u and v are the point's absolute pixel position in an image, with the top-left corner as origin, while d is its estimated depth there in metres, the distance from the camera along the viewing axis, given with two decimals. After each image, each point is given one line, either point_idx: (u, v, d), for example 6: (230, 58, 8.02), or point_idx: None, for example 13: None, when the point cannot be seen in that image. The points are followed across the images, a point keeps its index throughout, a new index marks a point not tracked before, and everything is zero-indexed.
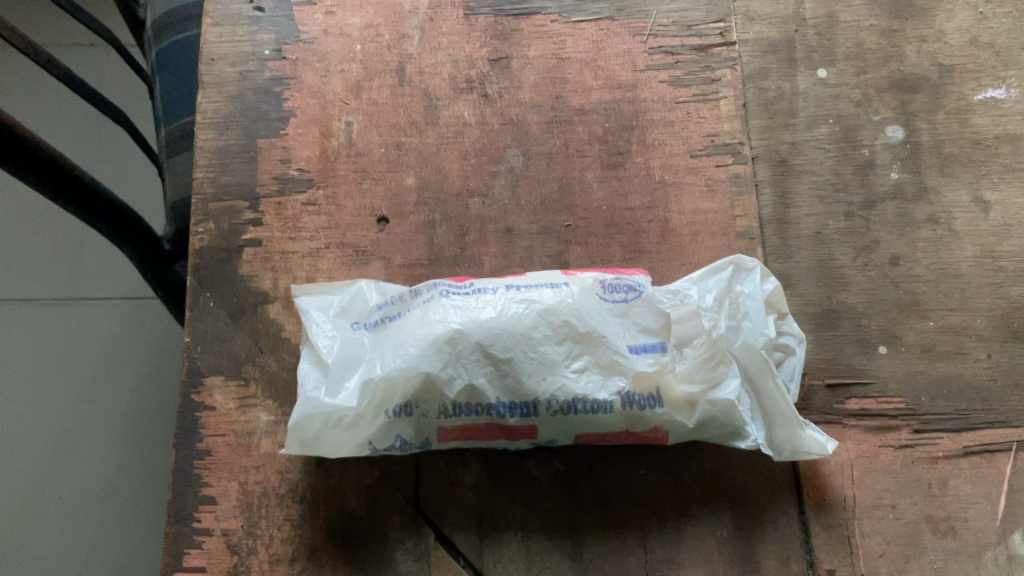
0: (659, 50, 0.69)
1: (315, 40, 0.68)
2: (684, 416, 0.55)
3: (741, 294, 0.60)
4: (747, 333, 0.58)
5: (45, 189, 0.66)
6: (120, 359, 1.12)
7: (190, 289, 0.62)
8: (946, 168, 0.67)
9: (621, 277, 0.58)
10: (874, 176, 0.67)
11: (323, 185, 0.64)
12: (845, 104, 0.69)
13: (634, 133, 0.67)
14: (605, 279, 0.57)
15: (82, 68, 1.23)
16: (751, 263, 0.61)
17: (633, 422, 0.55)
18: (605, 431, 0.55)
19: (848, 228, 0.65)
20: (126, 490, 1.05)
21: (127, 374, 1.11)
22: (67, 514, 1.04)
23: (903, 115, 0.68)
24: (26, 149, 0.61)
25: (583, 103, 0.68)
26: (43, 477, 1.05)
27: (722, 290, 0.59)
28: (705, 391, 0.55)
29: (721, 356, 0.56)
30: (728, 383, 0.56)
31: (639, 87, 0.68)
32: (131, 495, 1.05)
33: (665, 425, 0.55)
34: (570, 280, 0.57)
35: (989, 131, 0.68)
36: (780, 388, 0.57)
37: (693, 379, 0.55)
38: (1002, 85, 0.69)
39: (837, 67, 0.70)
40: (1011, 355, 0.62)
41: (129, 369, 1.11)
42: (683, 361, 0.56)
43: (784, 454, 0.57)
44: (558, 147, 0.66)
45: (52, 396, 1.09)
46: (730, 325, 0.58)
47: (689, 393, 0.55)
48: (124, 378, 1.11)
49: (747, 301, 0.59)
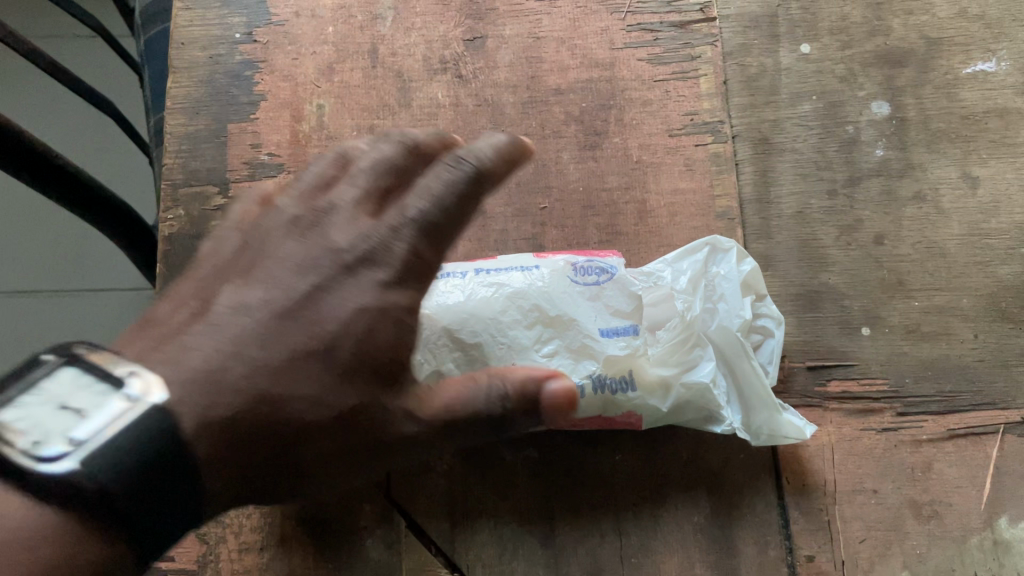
0: (637, 27, 0.68)
1: (286, 23, 0.67)
2: (659, 400, 0.54)
3: (719, 276, 0.58)
4: (722, 315, 0.57)
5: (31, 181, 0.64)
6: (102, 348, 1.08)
7: (160, 277, 0.60)
8: (933, 144, 0.65)
9: (593, 258, 0.57)
10: (859, 153, 0.65)
11: (294, 169, 0.63)
12: (829, 79, 0.67)
13: (611, 112, 0.66)
14: (577, 261, 0.56)
15: (73, 61, 1.23)
16: (729, 243, 0.59)
17: (606, 406, 0.54)
18: (577, 416, 0.54)
19: (831, 207, 0.64)
20: None
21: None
22: None
23: (890, 89, 0.67)
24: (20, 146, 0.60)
25: (560, 82, 0.66)
26: None
27: (697, 273, 0.58)
28: (679, 374, 0.54)
29: (693, 340, 0.55)
30: (702, 366, 0.55)
31: (617, 66, 0.67)
32: None
33: (638, 409, 0.54)
34: (541, 262, 0.56)
35: (978, 106, 0.66)
36: (756, 371, 0.56)
37: (667, 362, 0.55)
38: (991, 58, 0.68)
39: (821, 42, 0.69)
40: (999, 335, 0.60)
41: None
42: (656, 345, 0.55)
43: (758, 441, 0.56)
44: (534, 128, 0.65)
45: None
46: (706, 307, 0.57)
47: (663, 376, 0.54)
48: None
49: (723, 283, 0.58)
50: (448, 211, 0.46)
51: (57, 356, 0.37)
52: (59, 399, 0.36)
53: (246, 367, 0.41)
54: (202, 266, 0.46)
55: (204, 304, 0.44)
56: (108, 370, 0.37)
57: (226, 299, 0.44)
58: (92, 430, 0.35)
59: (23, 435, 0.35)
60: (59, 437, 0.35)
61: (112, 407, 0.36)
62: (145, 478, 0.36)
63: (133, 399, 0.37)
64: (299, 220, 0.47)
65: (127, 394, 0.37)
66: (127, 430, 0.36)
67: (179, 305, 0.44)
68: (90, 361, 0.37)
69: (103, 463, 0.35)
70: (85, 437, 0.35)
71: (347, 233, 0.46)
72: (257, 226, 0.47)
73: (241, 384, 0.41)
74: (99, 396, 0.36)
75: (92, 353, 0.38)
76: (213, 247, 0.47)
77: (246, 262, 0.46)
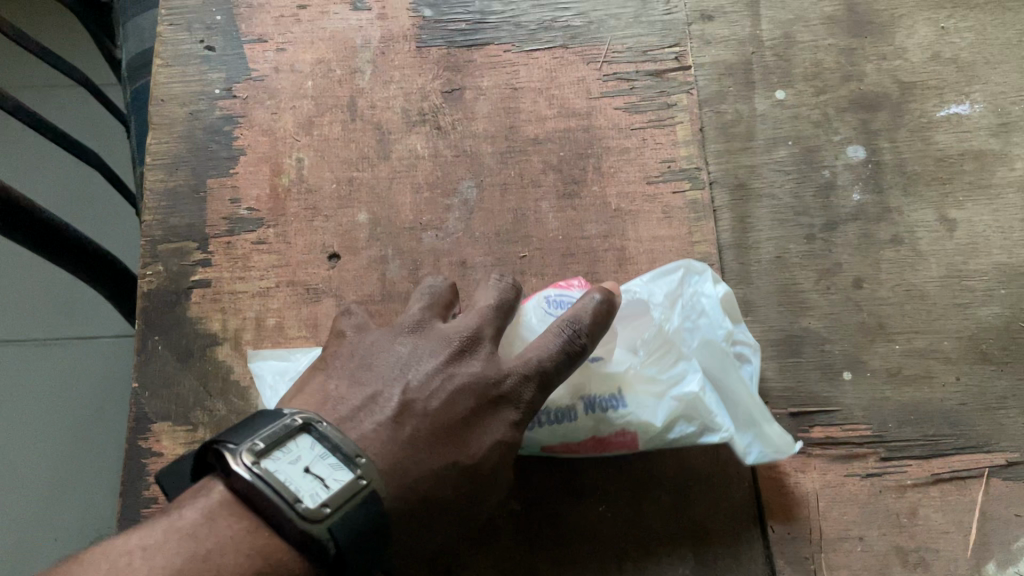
0: (613, 77, 0.69)
1: (265, 78, 0.68)
2: (650, 414, 0.53)
3: (697, 294, 0.58)
4: (704, 331, 0.57)
5: (17, 236, 0.64)
6: (94, 369, 1.10)
7: (139, 333, 0.60)
8: (909, 187, 0.66)
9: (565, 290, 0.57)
10: (836, 198, 0.66)
11: (273, 224, 0.63)
12: (804, 124, 0.68)
13: (589, 160, 0.66)
14: (552, 293, 0.57)
15: (56, 112, 1.25)
16: (702, 264, 0.60)
17: (600, 425, 0.53)
18: (571, 440, 0.54)
19: (810, 251, 0.64)
20: (84, 465, 1.05)
21: (96, 440, 1.06)
22: (39, 498, 1.02)
23: (865, 134, 0.68)
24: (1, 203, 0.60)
25: (538, 132, 0.67)
26: (22, 474, 1.03)
27: (674, 292, 0.58)
28: (667, 388, 0.54)
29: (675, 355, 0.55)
30: (689, 378, 0.54)
31: (594, 115, 0.68)
32: (88, 476, 1.04)
33: (631, 426, 0.53)
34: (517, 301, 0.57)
35: (953, 148, 0.67)
36: (740, 384, 0.56)
37: (654, 379, 0.54)
38: (965, 101, 0.69)
39: (796, 88, 0.69)
40: (980, 378, 0.60)
41: (104, 429, 1.07)
42: (640, 363, 0.55)
43: (751, 458, 0.55)
44: (513, 178, 0.65)
45: (17, 443, 1.05)
46: (686, 324, 0.57)
47: (652, 392, 0.54)
48: (90, 379, 1.09)
49: (701, 300, 0.58)
50: (565, 368, 0.48)
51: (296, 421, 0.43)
52: (304, 461, 0.41)
53: (419, 470, 0.44)
54: (344, 361, 0.49)
55: (385, 399, 0.46)
56: (340, 445, 0.42)
57: (411, 395, 0.46)
58: (332, 492, 0.40)
59: (277, 489, 0.39)
60: (307, 495, 0.40)
61: (345, 479, 0.41)
62: (366, 543, 0.40)
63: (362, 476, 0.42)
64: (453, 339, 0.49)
65: (358, 471, 0.42)
66: (357, 501, 0.41)
67: (361, 394, 0.47)
68: (327, 435, 0.43)
69: (339, 522, 0.39)
70: (330, 502, 0.39)
71: (497, 367, 0.48)
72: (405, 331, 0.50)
73: (415, 486, 0.44)
74: (335, 467, 0.41)
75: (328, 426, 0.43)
76: (361, 336, 0.51)
77: (408, 360, 0.48)
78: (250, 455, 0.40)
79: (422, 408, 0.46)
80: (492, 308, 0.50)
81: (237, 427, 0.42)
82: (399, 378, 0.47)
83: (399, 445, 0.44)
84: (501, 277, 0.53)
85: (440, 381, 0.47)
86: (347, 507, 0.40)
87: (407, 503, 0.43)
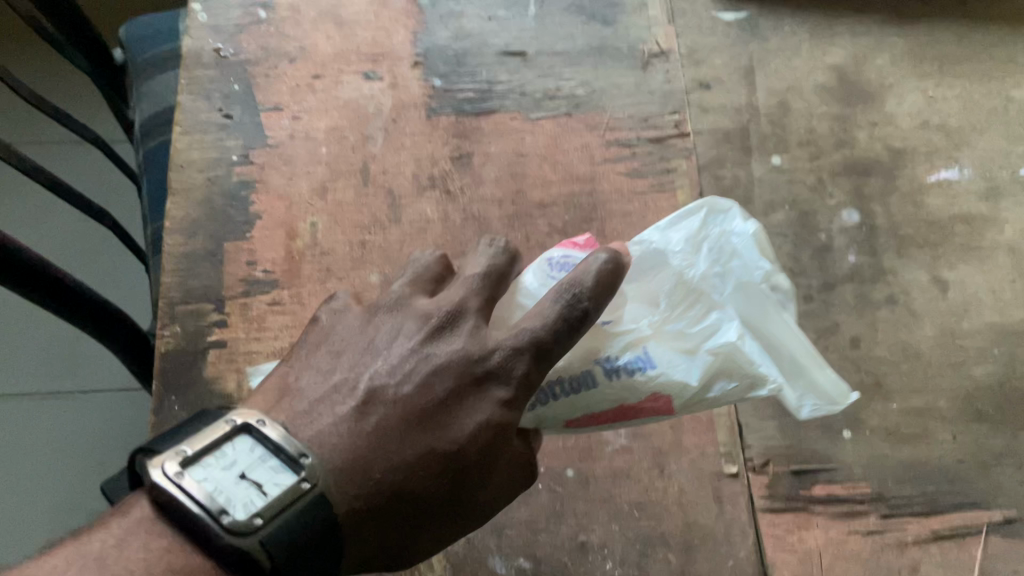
0: (615, 143, 0.72)
1: (281, 145, 0.71)
2: (684, 373, 0.48)
3: (726, 235, 0.52)
4: (738, 273, 0.51)
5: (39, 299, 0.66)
6: (100, 415, 1.15)
7: (156, 394, 0.61)
8: (902, 249, 0.68)
9: (569, 253, 0.53)
10: (832, 260, 0.68)
11: (288, 286, 0.65)
12: (800, 189, 0.71)
13: (594, 224, 0.68)
14: (553, 256, 0.52)
15: (73, 175, 1.32)
16: (727, 202, 0.53)
17: (627, 392, 0.48)
18: (598, 411, 0.49)
19: (808, 311, 0.66)
20: (58, 499, 1.10)
21: (73, 485, 1.11)
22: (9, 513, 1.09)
23: (858, 198, 0.70)
24: (22, 265, 0.62)
25: (544, 197, 0.69)
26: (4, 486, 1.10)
27: (695, 237, 0.53)
28: (701, 343, 0.49)
29: (705, 304, 0.51)
30: (724, 329, 0.49)
31: (598, 180, 0.70)
32: (55, 509, 1.10)
33: (665, 389, 0.48)
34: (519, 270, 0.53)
35: (944, 212, 0.70)
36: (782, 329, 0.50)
37: (681, 337, 0.49)
38: (954, 167, 0.72)
39: (791, 154, 0.72)
40: (976, 436, 0.62)
41: (87, 472, 1.12)
42: (664, 321, 0.50)
43: (807, 412, 0.50)
44: (520, 240, 0.67)
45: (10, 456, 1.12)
46: (715, 269, 0.51)
47: (683, 350, 0.49)
48: (90, 422, 1.15)
49: (731, 241, 0.52)
50: (564, 339, 0.45)
51: (234, 423, 0.41)
52: (241, 466, 0.40)
53: (385, 466, 0.43)
54: (317, 346, 0.47)
55: (354, 386, 0.45)
56: (282, 447, 0.41)
57: (378, 382, 0.45)
58: (265, 502, 0.39)
59: (208, 495, 0.38)
60: (237, 505, 0.38)
61: (286, 483, 0.40)
62: (303, 554, 0.39)
63: (305, 479, 0.40)
64: (429, 317, 0.47)
65: (301, 473, 0.40)
66: (295, 508, 0.39)
67: (330, 379, 0.45)
68: (268, 437, 0.41)
69: (273, 532, 0.38)
70: (263, 509, 0.38)
71: (482, 344, 0.46)
72: (379, 312, 0.48)
73: (380, 480, 0.42)
74: (275, 471, 0.40)
75: (269, 425, 0.42)
76: (334, 318, 0.49)
77: (379, 343, 0.47)
78: (176, 464, 0.39)
79: (390, 396, 0.44)
80: (479, 277, 0.48)
81: (171, 433, 0.41)
82: (369, 363, 0.46)
83: (364, 438, 0.43)
84: (491, 242, 0.50)
85: (413, 363, 0.45)
86: (283, 516, 0.39)
87: (373, 500, 0.42)
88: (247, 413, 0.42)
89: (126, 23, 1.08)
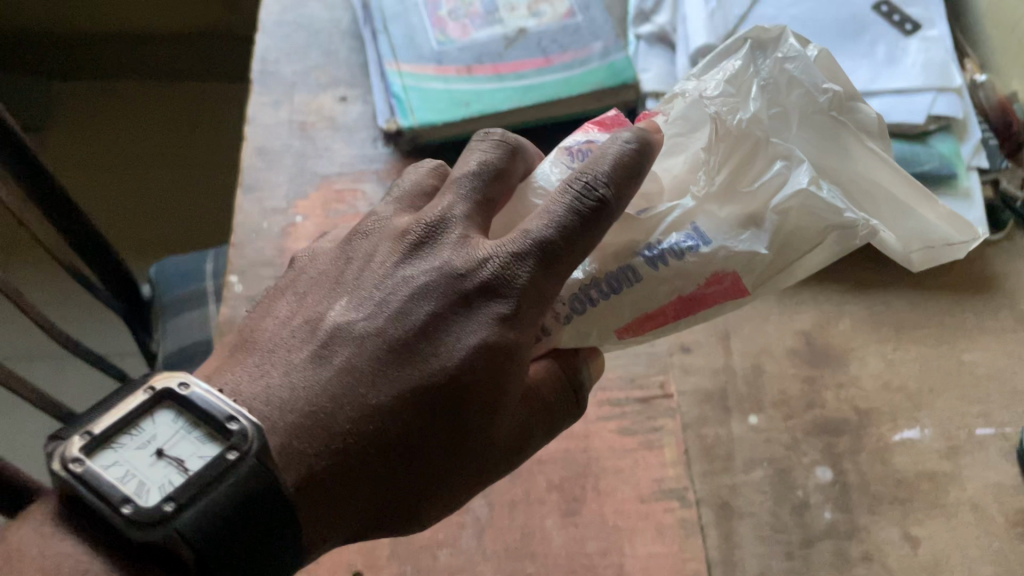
0: (606, 402, 0.80)
1: None
2: (755, 242, 0.58)
3: (779, 65, 0.62)
4: (808, 100, 0.61)
5: None
6: None
7: None
8: (875, 506, 0.74)
9: (592, 140, 0.63)
10: (809, 517, 0.73)
11: None
12: (776, 447, 0.77)
13: (587, 479, 0.75)
14: (572, 146, 0.62)
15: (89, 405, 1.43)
16: (773, 32, 0.62)
17: (684, 267, 0.58)
18: (652, 309, 0.59)
19: (791, 567, 0.71)
20: None
21: None
22: None
23: (831, 456, 0.77)
24: None
25: (541, 453, 0.77)
26: None
27: (748, 75, 0.62)
28: (767, 203, 0.59)
29: (765, 157, 0.60)
30: (793, 177, 0.58)
31: (591, 436, 0.78)
32: None
33: (730, 266, 0.58)
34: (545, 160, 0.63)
35: (910, 470, 0.76)
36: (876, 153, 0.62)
37: (738, 203, 0.59)
38: (916, 426, 0.79)
39: (766, 413, 0.80)
40: None
41: None
42: (718, 185, 0.60)
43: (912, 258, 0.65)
44: (520, 495, 0.74)
45: None
46: (772, 109, 0.61)
47: (748, 214, 0.59)
48: None
49: (791, 68, 0.61)
50: (576, 235, 0.53)
51: (157, 391, 0.47)
52: (161, 444, 0.46)
53: (349, 412, 0.52)
54: (299, 286, 0.60)
55: (318, 330, 0.56)
56: (210, 415, 0.46)
57: (342, 326, 0.55)
58: (181, 480, 0.44)
59: (120, 480, 0.44)
60: (154, 489, 0.44)
61: (209, 456, 0.45)
62: (223, 531, 0.44)
63: (234, 449, 0.45)
64: (409, 233, 0.58)
65: (228, 446, 0.45)
66: (227, 479, 0.44)
67: (292, 327, 0.57)
68: (193, 404, 0.47)
69: (187, 518, 0.43)
70: (177, 491, 0.44)
71: (464, 256, 0.56)
72: (371, 235, 0.60)
73: (348, 429, 0.52)
74: (201, 443, 0.46)
75: (199, 392, 0.47)
76: (313, 258, 0.62)
77: (353, 279, 0.58)
78: (81, 449, 0.45)
79: (349, 334, 0.55)
80: (470, 176, 0.59)
81: (92, 411, 0.47)
82: (334, 311, 0.57)
83: (327, 376, 0.53)
84: (488, 147, 0.61)
85: (386, 302, 0.56)
86: (199, 498, 0.44)
87: (333, 450, 0.52)
88: (172, 381, 0.48)
89: (160, 264, 1.19)
